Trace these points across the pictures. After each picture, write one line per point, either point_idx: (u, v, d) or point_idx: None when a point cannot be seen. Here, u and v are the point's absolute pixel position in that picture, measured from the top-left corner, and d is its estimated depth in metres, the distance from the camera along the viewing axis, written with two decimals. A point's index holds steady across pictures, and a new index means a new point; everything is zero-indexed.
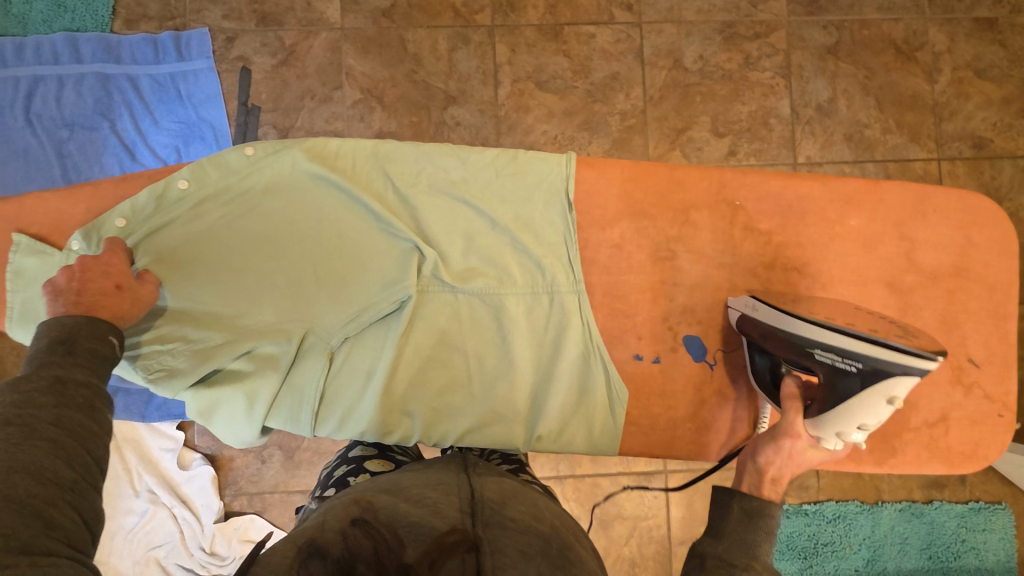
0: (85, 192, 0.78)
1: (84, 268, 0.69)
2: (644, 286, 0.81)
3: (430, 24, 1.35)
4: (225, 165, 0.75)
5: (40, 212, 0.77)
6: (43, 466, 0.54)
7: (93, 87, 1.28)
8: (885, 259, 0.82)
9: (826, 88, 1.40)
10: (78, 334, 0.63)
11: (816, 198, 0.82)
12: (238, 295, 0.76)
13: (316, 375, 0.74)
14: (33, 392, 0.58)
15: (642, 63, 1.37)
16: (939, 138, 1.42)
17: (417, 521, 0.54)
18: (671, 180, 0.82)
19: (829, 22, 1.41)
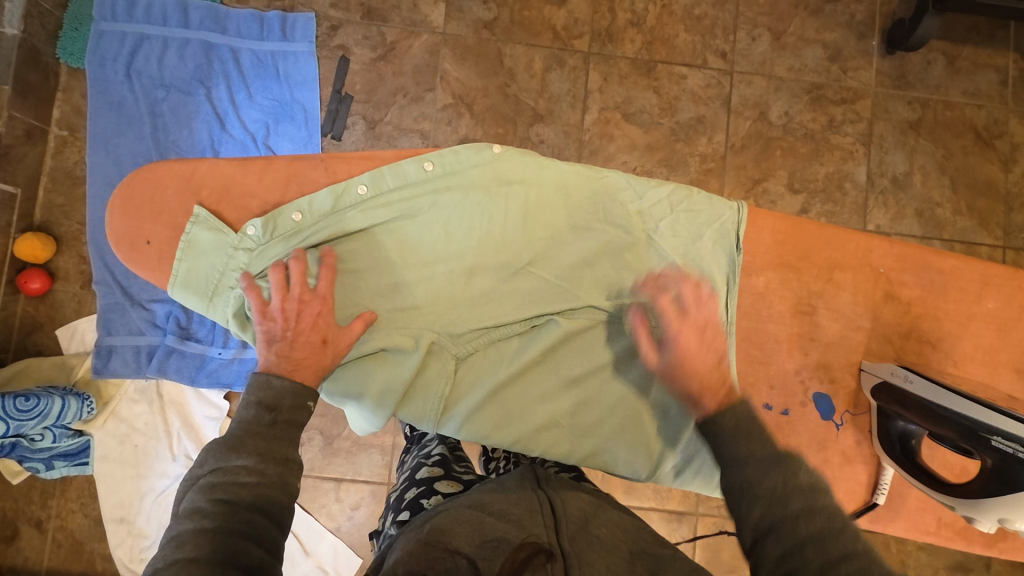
0: (257, 163, 0.78)
1: (298, 300, 0.72)
2: (782, 336, 0.83)
3: (529, 41, 1.38)
4: (404, 173, 0.77)
5: (214, 175, 0.77)
6: (233, 541, 0.57)
7: (195, 53, 1.30)
8: (1017, 345, 0.82)
9: (903, 161, 1.42)
10: (281, 396, 0.68)
11: (959, 274, 0.82)
12: (383, 294, 0.77)
13: (445, 381, 0.78)
14: (239, 468, 0.63)
15: (728, 111, 1.40)
16: (1007, 227, 1.43)
17: (502, 537, 0.57)
18: (821, 236, 0.82)
19: (914, 98, 1.43)
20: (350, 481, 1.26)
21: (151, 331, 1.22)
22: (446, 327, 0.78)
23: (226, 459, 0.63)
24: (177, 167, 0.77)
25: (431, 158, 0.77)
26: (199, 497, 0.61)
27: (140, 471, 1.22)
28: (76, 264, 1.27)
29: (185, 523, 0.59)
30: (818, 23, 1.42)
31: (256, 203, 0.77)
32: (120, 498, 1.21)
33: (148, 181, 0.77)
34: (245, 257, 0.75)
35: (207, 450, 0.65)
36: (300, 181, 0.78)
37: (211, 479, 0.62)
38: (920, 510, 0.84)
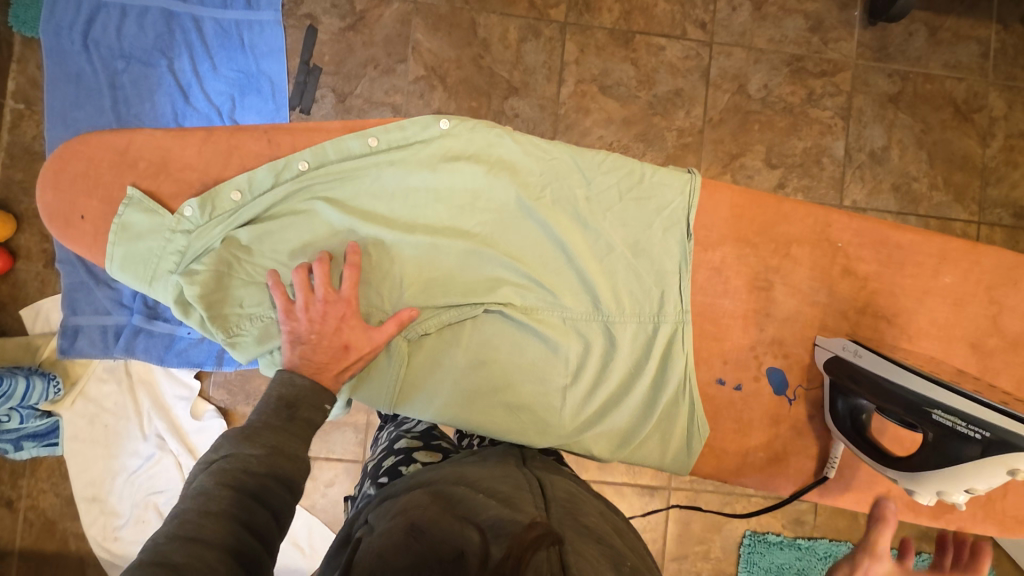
0: (197, 136, 0.76)
1: (322, 301, 0.71)
2: (736, 312, 0.82)
3: (504, 11, 1.33)
4: (347, 147, 0.76)
5: (149, 147, 0.75)
6: (238, 533, 0.51)
7: (156, 22, 1.25)
8: (972, 320, 0.82)
9: (881, 135, 1.41)
10: (301, 399, 0.67)
11: (918, 249, 0.81)
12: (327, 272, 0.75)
13: (395, 362, 0.76)
14: (252, 458, 0.58)
15: (707, 83, 1.37)
16: (982, 202, 1.43)
17: (499, 512, 0.58)
18: (777, 211, 0.82)
19: (894, 71, 1.41)
20: (324, 459, 1.26)
21: (119, 310, 1.19)
22: (394, 305, 0.76)
23: (238, 447, 0.59)
24: (109, 141, 0.75)
25: (375, 133, 0.75)
26: (208, 480, 0.55)
27: (111, 450, 1.21)
28: (38, 243, 1.24)
29: (185, 503, 0.53)
30: None
31: (195, 176, 0.75)
32: (91, 477, 1.20)
33: (78, 155, 0.74)
34: (182, 239, 0.73)
35: (222, 433, 0.61)
36: (241, 154, 0.76)
37: (222, 466, 0.57)
38: (870, 480, 0.86)
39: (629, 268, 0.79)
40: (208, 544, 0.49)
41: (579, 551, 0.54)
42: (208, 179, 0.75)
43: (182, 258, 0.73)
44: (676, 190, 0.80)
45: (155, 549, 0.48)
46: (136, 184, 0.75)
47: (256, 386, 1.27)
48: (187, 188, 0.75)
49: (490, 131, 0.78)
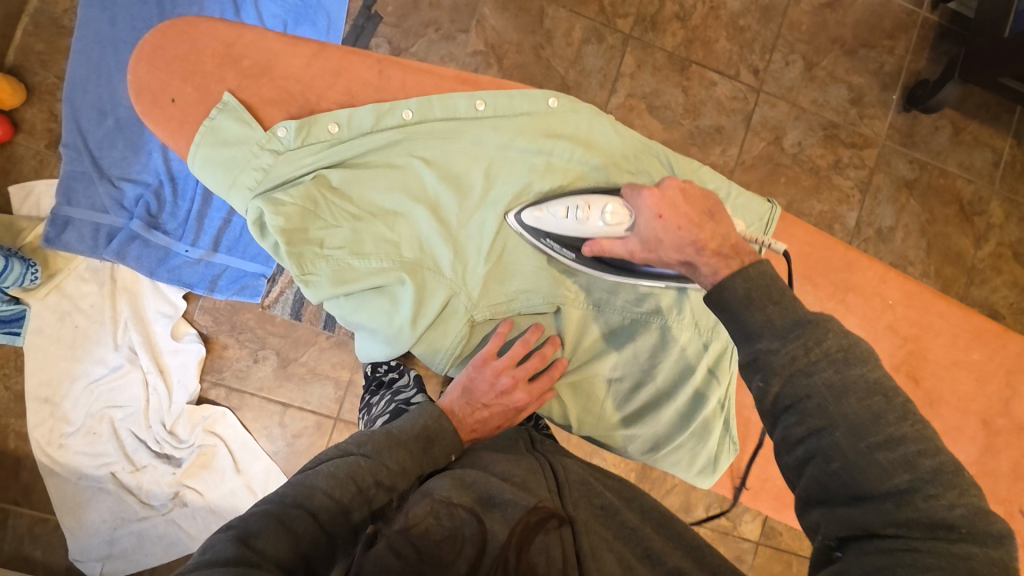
0: (308, 48, 0.74)
1: (514, 385, 0.74)
2: None
3: (573, 8, 1.34)
4: (453, 106, 0.74)
5: (256, 48, 0.72)
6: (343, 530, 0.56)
7: None
8: (987, 398, 0.82)
9: (891, 216, 1.48)
10: (440, 436, 0.67)
11: (952, 321, 0.82)
12: (406, 227, 0.73)
13: (457, 332, 0.74)
14: (390, 470, 0.61)
15: (747, 128, 1.41)
16: (964, 297, 1.52)
17: (513, 495, 0.58)
18: (842, 258, 0.82)
19: (915, 158, 1.49)
20: (297, 408, 1.22)
21: (116, 211, 1.13)
22: (467, 275, 0.74)
23: (378, 453, 0.61)
24: (218, 29, 0.72)
25: (484, 97, 0.75)
26: (341, 466, 0.58)
27: (75, 353, 1.14)
28: (44, 120, 1.16)
29: (319, 476, 0.57)
30: (849, 64, 1.45)
31: (297, 88, 0.72)
32: (48, 377, 1.14)
33: (183, 36, 0.71)
34: (269, 157, 0.70)
35: (376, 431, 0.64)
36: (349, 78, 0.74)
37: (359, 461, 0.60)
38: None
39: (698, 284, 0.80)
40: (322, 531, 0.53)
41: (592, 540, 0.56)
42: (310, 96, 0.72)
43: (264, 177, 0.70)
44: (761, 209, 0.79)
45: (281, 504, 0.53)
46: (236, 87, 0.71)
47: (242, 319, 1.22)
48: (287, 99, 0.72)
49: (591, 116, 0.78)
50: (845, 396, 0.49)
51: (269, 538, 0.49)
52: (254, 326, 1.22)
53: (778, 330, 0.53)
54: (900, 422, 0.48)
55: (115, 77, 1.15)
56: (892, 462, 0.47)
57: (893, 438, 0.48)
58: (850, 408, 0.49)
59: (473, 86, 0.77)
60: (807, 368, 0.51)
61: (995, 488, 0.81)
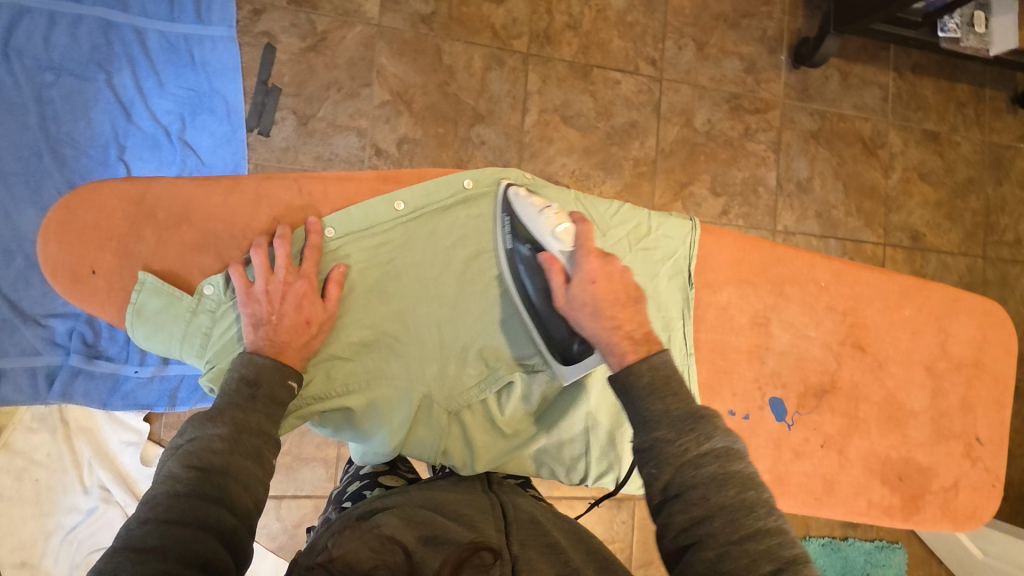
0: (224, 183, 0.69)
1: (283, 282, 0.64)
2: (742, 347, 0.83)
3: (468, 39, 1.35)
4: (373, 212, 0.70)
5: (170, 197, 0.68)
6: (206, 510, 0.49)
7: (91, 32, 1.15)
8: (925, 346, 0.88)
9: (806, 166, 1.57)
10: (264, 375, 0.59)
11: (880, 286, 0.87)
12: (358, 346, 0.69)
13: (434, 434, 0.72)
14: (215, 436, 0.55)
15: (658, 117, 1.47)
16: (887, 226, 1.64)
17: (455, 535, 0.59)
18: (771, 255, 0.85)
19: (814, 110, 1.59)
20: (292, 497, 1.20)
21: (50, 350, 1.08)
22: (433, 376, 0.71)
23: (201, 429, 0.55)
24: (121, 189, 0.67)
25: (403, 197, 0.71)
26: (172, 464, 0.52)
27: (42, 508, 1.08)
28: None
29: (156, 488, 0.51)
30: (736, 36, 1.53)
31: (222, 228, 0.68)
32: (19, 541, 1.07)
33: (89, 205, 0.66)
34: (207, 319, 0.65)
35: (189, 418, 0.57)
36: (270, 206, 0.69)
37: (186, 451, 0.53)
38: (854, 493, 0.85)
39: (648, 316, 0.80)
40: (173, 525, 0.47)
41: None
42: (237, 233, 0.68)
43: (208, 340, 0.65)
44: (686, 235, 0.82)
45: (126, 533, 0.47)
46: (156, 243, 0.66)
47: None
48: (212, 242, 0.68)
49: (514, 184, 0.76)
50: (724, 488, 0.54)
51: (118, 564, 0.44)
52: None
53: (673, 421, 0.58)
54: (767, 515, 0.53)
55: (15, 215, 1.09)
56: (758, 552, 0.51)
57: (760, 530, 0.52)
58: (727, 499, 0.53)
59: (395, 187, 0.73)
60: (697, 460, 0.55)
61: (952, 424, 0.88)
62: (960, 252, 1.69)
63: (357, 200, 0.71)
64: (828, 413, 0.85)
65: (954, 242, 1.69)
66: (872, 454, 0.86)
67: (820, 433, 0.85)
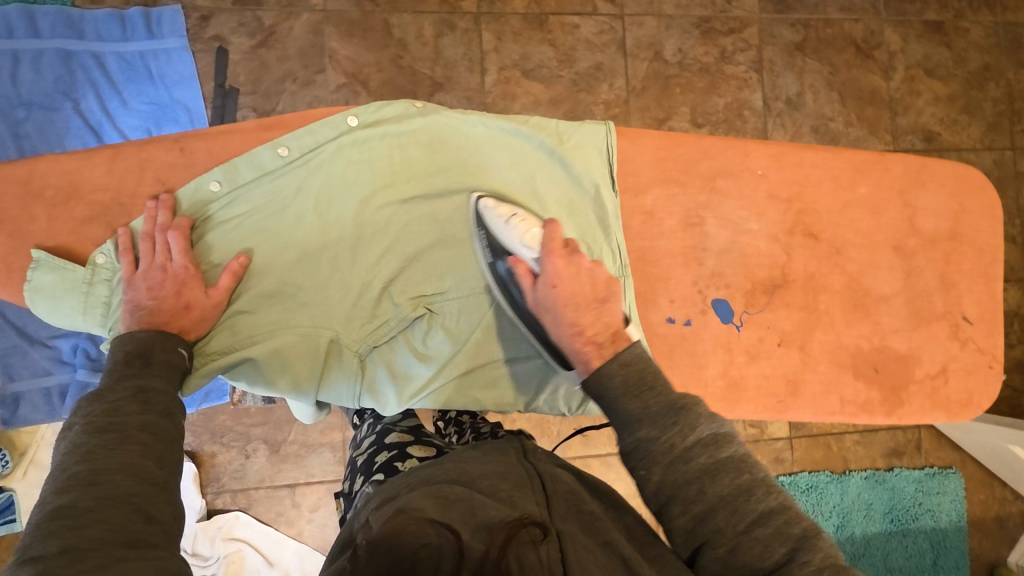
0: (104, 154, 0.73)
1: (162, 267, 0.67)
2: (675, 251, 0.83)
3: (415, 9, 1.33)
4: (258, 161, 0.72)
5: (54, 175, 0.72)
6: (131, 467, 0.53)
7: (53, 64, 1.19)
8: (890, 224, 0.86)
9: (794, 82, 1.48)
10: (151, 346, 0.62)
11: (827, 167, 0.86)
12: (258, 295, 0.71)
13: (351, 377, 0.73)
14: (119, 401, 0.57)
15: (625, 54, 1.40)
16: (895, 131, 1.52)
17: (495, 514, 0.54)
18: (698, 148, 0.84)
19: (796, 20, 1.48)
20: (304, 484, 1.22)
21: (60, 368, 1.13)
22: (340, 319, 0.73)
23: (96, 399, 0.57)
24: (10, 172, 0.71)
25: (285, 141, 0.73)
26: (79, 436, 0.54)
27: None
28: None
29: (67, 460, 0.53)
30: None
31: (107, 197, 0.72)
32: None
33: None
34: (103, 288, 0.69)
35: (77, 400, 0.58)
36: (154, 167, 0.73)
37: (87, 421, 0.55)
38: (823, 392, 0.83)
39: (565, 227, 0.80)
40: (91, 487, 0.50)
41: (579, 553, 0.53)
42: (122, 199, 0.72)
43: (109, 312, 0.69)
44: (596, 142, 0.81)
45: (43, 506, 0.49)
46: (49, 217, 0.71)
47: (220, 423, 1.21)
48: (101, 211, 0.72)
49: (402, 114, 0.77)
50: (719, 478, 0.55)
51: (61, 527, 0.47)
52: (233, 425, 1.21)
53: (654, 418, 0.59)
54: (767, 496, 0.54)
55: None
56: (768, 536, 0.52)
57: (763, 513, 0.53)
58: (723, 488, 0.54)
59: (278, 133, 0.75)
60: (685, 455, 0.56)
61: (932, 304, 0.86)
62: (983, 147, 1.55)
63: (240, 152, 0.74)
64: (784, 310, 0.84)
65: (976, 136, 1.55)
66: (837, 346, 0.85)
67: (777, 331, 0.83)
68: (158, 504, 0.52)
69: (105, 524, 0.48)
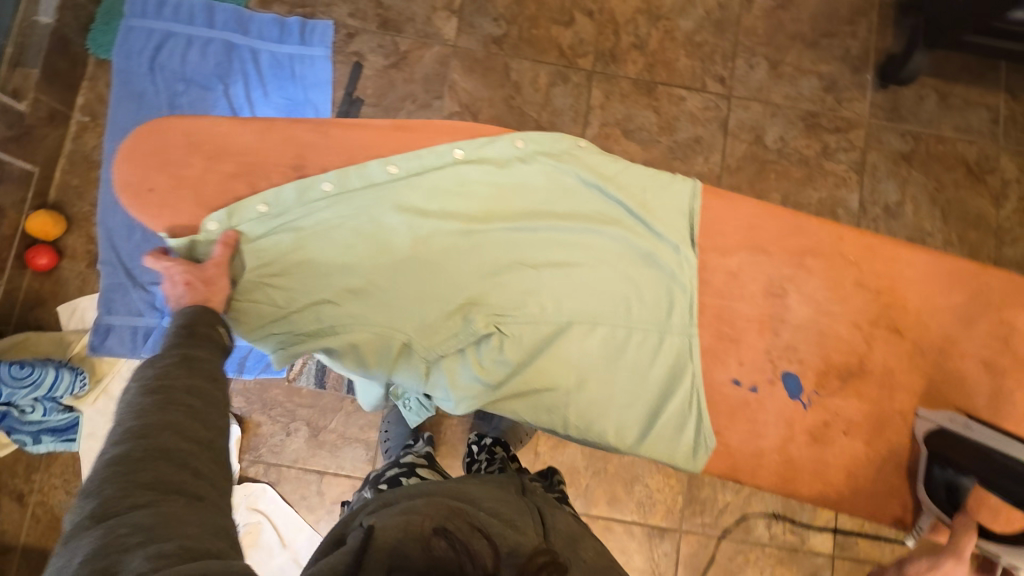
0: (259, 125, 0.82)
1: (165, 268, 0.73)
2: (753, 316, 0.83)
3: (535, 58, 1.43)
4: (369, 173, 0.80)
5: (213, 133, 0.80)
6: (183, 424, 0.58)
7: (217, 51, 1.37)
8: (981, 339, 0.82)
9: (895, 190, 1.45)
10: (197, 319, 0.68)
11: (921, 265, 0.84)
12: (345, 287, 0.77)
13: (416, 378, 0.78)
14: (170, 365, 0.62)
15: (725, 133, 1.44)
16: (998, 260, 1.44)
17: (506, 537, 0.62)
18: (790, 224, 0.85)
19: (907, 131, 1.47)
20: (333, 474, 1.25)
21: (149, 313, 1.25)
22: (415, 325, 0.77)
23: (154, 362, 0.63)
24: (180, 124, 0.80)
25: (395, 161, 0.80)
26: (136, 396, 0.59)
27: None
28: (84, 244, 1.30)
29: (124, 420, 0.57)
30: (814, 55, 1.47)
31: (254, 159, 0.80)
32: None
33: (149, 137, 0.79)
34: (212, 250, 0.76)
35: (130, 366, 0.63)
36: (297, 142, 0.82)
37: (142, 383, 0.60)
38: (886, 492, 0.80)
39: (638, 277, 0.82)
40: (147, 441, 0.55)
41: None
42: (265, 162, 0.80)
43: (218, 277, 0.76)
44: (682, 200, 0.84)
45: (104, 461, 0.54)
46: (205, 168, 0.79)
47: (273, 395, 1.27)
48: (246, 170, 0.80)
49: (504, 151, 0.83)
50: None
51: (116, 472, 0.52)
52: (284, 401, 1.27)
53: None
54: None
55: None
56: None
57: None
58: None
59: (404, 136, 0.83)
60: None
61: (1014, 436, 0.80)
62: None
63: (371, 144, 0.83)
64: (855, 399, 0.81)
65: None
66: (908, 450, 0.80)
67: (845, 420, 0.81)
68: (203, 460, 0.57)
69: (155, 475, 0.53)
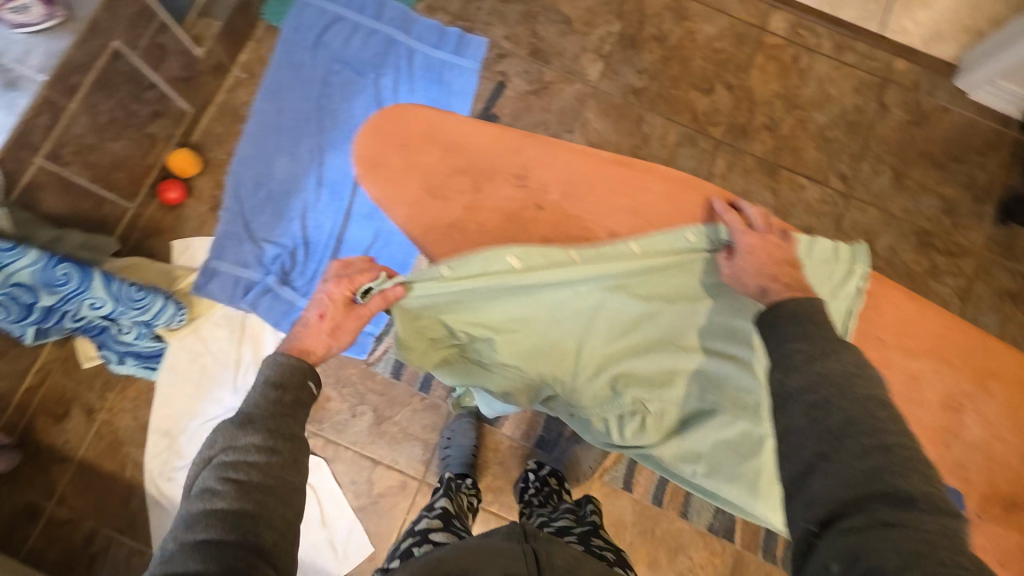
0: (496, 131, 0.84)
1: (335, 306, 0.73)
2: (928, 425, 0.79)
3: (669, 116, 1.48)
4: (551, 258, 0.76)
5: (455, 128, 0.83)
6: (253, 509, 0.56)
7: (377, 43, 1.45)
8: None
9: (996, 326, 1.43)
10: (287, 378, 0.67)
11: None
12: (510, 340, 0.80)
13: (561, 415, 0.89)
14: (247, 436, 0.61)
15: (838, 230, 1.45)
16: None
17: None
18: (980, 342, 0.83)
19: (1017, 270, 1.46)
20: (386, 467, 1.25)
21: (255, 267, 1.30)
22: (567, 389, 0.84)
23: (233, 429, 0.61)
24: (429, 114, 0.84)
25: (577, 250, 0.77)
26: (210, 475, 0.58)
27: (199, 391, 1.25)
28: (211, 188, 1.35)
29: (196, 500, 0.56)
30: (939, 176, 1.48)
31: (483, 161, 0.83)
32: (172, 410, 1.24)
33: (399, 118, 0.83)
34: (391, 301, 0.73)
35: (215, 428, 0.62)
36: (525, 154, 0.84)
37: (219, 459, 0.59)
38: None
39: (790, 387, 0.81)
40: (218, 530, 0.54)
41: None
42: (489, 165, 0.83)
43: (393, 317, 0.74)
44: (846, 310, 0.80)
45: (175, 545, 0.53)
46: (438, 159, 0.81)
47: (347, 374, 1.28)
48: (473, 170, 0.82)
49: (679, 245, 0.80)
50: None
51: (208, 524, 0.54)
52: (357, 381, 1.28)
53: None
54: None
55: (272, 157, 1.36)
56: None
57: None
58: None
59: (627, 174, 0.85)
60: None
61: None
62: None
63: (594, 172, 0.84)
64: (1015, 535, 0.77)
65: None
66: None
67: (1000, 550, 0.76)
68: (271, 537, 0.56)
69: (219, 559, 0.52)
